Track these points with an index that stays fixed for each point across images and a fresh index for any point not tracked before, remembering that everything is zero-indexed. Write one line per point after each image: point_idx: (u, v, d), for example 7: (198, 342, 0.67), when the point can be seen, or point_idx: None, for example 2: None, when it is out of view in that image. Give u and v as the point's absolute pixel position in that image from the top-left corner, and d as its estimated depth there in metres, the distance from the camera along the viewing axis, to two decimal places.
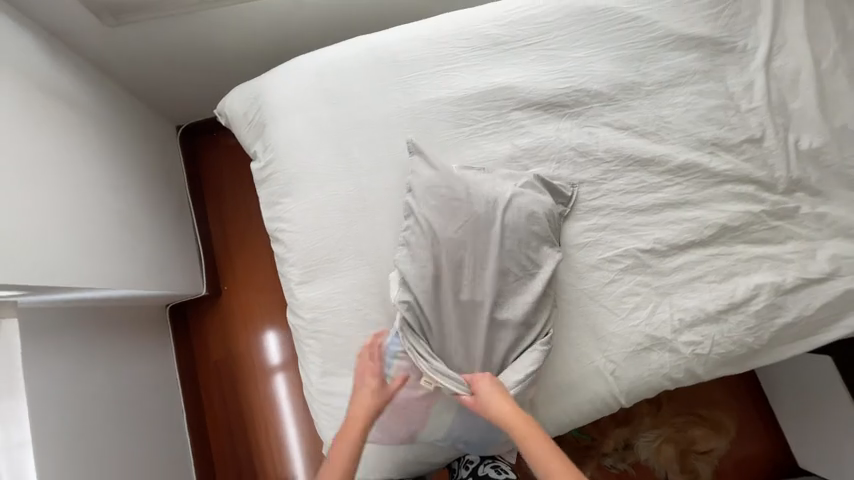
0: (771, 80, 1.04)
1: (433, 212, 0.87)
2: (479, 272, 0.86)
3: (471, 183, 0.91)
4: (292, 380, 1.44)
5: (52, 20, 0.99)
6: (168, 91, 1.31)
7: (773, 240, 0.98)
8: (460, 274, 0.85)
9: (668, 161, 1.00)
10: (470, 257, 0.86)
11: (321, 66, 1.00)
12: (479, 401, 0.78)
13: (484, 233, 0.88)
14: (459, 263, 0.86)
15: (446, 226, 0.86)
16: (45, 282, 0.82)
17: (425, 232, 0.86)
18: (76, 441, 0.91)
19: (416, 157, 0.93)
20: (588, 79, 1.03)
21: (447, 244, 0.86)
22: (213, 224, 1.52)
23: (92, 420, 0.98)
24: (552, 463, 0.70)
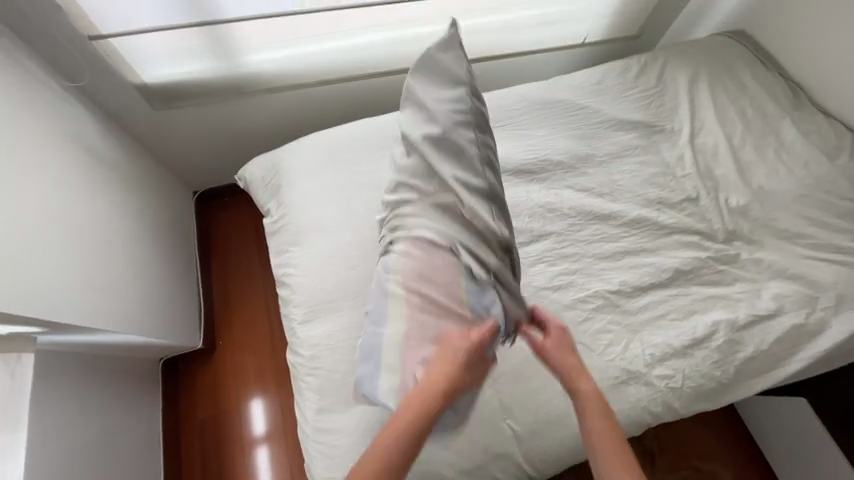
0: (697, 153, 1.28)
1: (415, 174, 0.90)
2: (438, 262, 0.85)
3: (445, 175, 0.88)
4: (281, 444, 1.39)
5: (112, 106, 1.22)
6: (194, 162, 1.50)
7: (722, 282, 1.12)
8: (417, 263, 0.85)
9: (623, 216, 1.18)
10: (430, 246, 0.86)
11: (332, 141, 1.21)
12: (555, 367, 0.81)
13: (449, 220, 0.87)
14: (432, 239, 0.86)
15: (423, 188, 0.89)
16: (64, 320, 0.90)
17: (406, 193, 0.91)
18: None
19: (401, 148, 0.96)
20: (551, 152, 1.26)
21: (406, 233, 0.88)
22: (216, 281, 1.60)
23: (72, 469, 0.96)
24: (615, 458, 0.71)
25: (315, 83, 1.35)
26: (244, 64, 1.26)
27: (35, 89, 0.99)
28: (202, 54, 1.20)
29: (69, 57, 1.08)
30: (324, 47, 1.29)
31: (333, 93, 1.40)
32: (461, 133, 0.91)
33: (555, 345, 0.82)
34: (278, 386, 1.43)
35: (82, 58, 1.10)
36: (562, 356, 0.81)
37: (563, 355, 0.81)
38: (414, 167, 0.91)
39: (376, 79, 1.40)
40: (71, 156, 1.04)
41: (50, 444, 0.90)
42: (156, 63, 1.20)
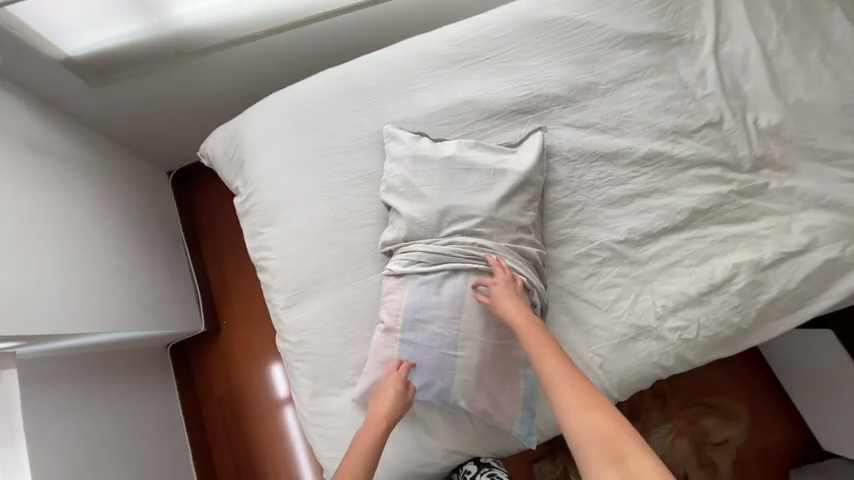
0: (721, 66, 1.08)
1: (416, 171, 0.93)
2: (461, 226, 0.90)
3: (456, 178, 0.93)
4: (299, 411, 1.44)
5: (46, 88, 1.09)
6: (156, 140, 1.38)
7: (746, 218, 0.99)
8: (437, 229, 0.90)
9: (632, 153, 1.03)
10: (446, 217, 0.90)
11: (293, 101, 1.06)
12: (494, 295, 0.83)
13: (464, 180, 0.93)
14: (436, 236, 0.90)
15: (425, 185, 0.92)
16: (39, 330, 0.87)
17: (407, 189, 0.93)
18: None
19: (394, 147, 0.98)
20: (545, 85, 1.08)
21: (423, 203, 0.91)
22: (208, 261, 1.56)
23: (81, 466, 0.97)
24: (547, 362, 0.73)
25: (269, 33, 1.17)
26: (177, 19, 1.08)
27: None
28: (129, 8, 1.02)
29: None
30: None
31: (293, 44, 1.23)
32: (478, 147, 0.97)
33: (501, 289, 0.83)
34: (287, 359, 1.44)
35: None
36: (504, 295, 0.82)
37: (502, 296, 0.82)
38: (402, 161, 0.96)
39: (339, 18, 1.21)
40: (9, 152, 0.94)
41: (52, 446, 0.92)
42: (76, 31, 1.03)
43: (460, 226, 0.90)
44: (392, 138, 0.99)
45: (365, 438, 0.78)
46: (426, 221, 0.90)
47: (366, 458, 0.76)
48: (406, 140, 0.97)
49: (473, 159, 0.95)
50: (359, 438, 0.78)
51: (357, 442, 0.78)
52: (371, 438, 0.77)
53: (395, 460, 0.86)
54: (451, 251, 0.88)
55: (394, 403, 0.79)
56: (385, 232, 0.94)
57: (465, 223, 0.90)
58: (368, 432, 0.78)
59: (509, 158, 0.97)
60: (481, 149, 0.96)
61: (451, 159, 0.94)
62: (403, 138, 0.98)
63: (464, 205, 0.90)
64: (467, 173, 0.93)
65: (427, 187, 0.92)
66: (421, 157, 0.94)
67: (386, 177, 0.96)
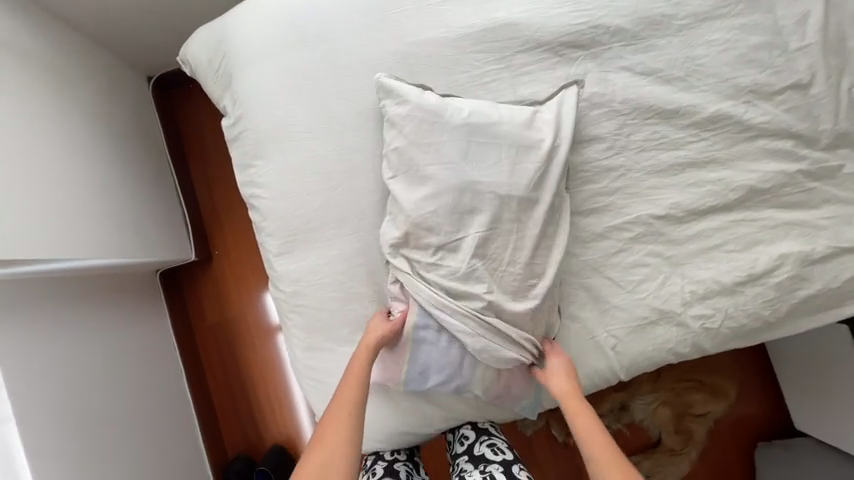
0: (831, 10, 0.86)
1: (420, 137, 0.77)
2: (476, 206, 0.76)
3: (469, 148, 0.77)
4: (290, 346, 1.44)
5: None
6: (132, 37, 1.17)
7: (807, 204, 0.87)
8: (448, 213, 0.76)
9: (695, 112, 0.87)
10: (459, 201, 0.76)
11: (292, 1, 0.85)
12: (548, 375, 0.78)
13: (482, 152, 0.77)
14: (442, 221, 0.76)
15: (430, 160, 0.77)
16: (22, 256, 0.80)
17: (410, 164, 0.78)
18: (33, 410, 0.88)
19: (388, 112, 0.80)
20: (608, 12, 0.87)
21: (436, 177, 0.76)
22: (195, 184, 1.43)
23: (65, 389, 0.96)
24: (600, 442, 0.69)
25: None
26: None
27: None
28: None
29: None
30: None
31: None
32: (491, 107, 0.79)
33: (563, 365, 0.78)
34: None
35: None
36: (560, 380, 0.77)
37: (567, 383, 0.77)
38: (402, 130, 0.78)
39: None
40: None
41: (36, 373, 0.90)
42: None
43: (472, 209, 0.76)
44: (387, 94, 0.80)
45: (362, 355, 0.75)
46: (438, 198, 0.76)
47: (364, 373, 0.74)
48: (407, 97, 0.79)
49: (497, 122, 0.78)
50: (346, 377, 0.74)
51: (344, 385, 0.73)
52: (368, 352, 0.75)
53: (389, 417, 0.85)
54: (465, 244, 0.76)
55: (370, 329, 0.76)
56: (384, 227, 0.80)
57: (496, 193, 0.76)
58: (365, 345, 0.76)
59: (539, 111, 0.82)
60: (504, 110, 0.79)
61: (468, 121, 0.77)
62: (401, 96, 0.79)
63: (485, 179, 0.76)
64: (488, 143, 0.77)
65: (440, 161, 0.77)
66: (430, 118, 0.77)
67: (386, 150, 0.80)
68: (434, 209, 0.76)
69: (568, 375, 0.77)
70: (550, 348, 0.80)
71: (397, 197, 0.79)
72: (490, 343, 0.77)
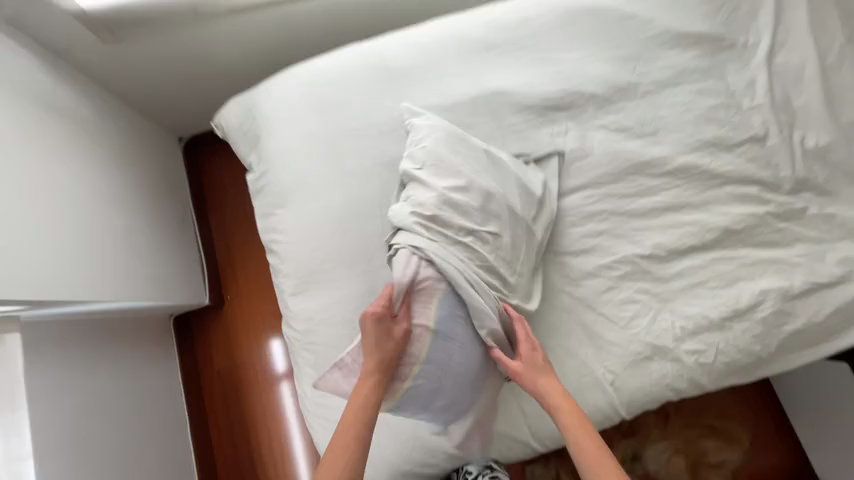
0: (774, 76, 1.00)
1: (448, 148, 0.88)
2: (498, 215, 0.86)
3: (488, 171, 0.89)
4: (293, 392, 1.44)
5: (60, 42, 1.03)
6: (171, 106, 1.34)
7: (780, 243, 0.94)
8: (474, 212, 0.84)
9: (667, 163, 0.98)
10: (481, 206, 0.84)
11: (314, 77, 1.01)
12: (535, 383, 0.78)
13: (497, 176, 0.89)
14: (471, 218, 0.83)
15: (456, 168, 0.86)
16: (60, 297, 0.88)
17: (437, 165, 0.86)
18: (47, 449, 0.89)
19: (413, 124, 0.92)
20: (582, 81, 1.01)
21: (460, 181, 0.85)
22: (214, 233, 1.54)
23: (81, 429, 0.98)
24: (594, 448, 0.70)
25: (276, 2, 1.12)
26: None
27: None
28: None
29: None
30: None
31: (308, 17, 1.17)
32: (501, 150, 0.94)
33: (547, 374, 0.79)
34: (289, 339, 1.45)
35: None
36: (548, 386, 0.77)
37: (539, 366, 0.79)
38: (431, 138, 0.89)
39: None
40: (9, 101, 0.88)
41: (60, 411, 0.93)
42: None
43: (488, 223, 0.85)
44: (413, 115, 0.94)
45: (376, 359, 0.75)
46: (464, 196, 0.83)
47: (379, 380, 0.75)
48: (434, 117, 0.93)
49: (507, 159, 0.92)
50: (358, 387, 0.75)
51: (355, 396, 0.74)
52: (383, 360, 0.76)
53: (393, 456, 0.85)
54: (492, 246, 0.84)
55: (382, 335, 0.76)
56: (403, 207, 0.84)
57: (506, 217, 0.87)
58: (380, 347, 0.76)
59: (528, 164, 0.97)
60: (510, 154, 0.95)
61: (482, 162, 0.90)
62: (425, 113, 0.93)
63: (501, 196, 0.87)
64: (501, 171, 0.90)
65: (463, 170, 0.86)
66: (459, 137, 0.89)
67: (412, 148, 0.88)
68: (464, 205, 0.83)
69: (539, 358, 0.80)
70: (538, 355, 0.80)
71: (423, 187, 0.85)
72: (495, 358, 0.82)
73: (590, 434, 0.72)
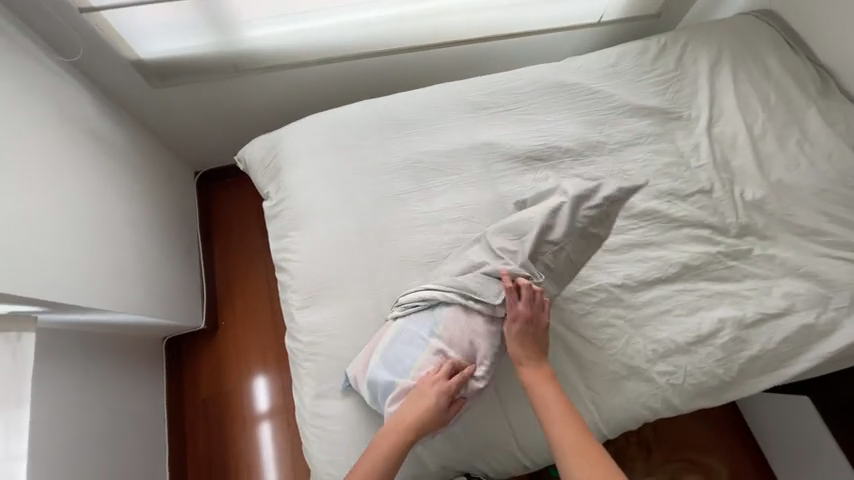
0: (715, 142, 1.22)
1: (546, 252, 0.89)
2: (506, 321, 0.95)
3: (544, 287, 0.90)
4: (276, 430, 1.41)
5: (111, 82, 1.18)
6: (194, 142, 1.47)
7: (731, 278, 1.08)
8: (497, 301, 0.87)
9: (632, 207, 1.14)
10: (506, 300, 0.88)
11: (333, 123, 1.18)
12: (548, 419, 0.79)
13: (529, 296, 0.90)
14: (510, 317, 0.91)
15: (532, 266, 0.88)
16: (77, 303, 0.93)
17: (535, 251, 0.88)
18: (41, 457, 0.89)
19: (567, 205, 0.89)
20: (559, 138, 1.21)
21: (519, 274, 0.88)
22: (217, 261, 1.60)
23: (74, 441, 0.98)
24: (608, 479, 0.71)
25: (283, 65, 1.27)
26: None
27: (18, 55, 0.93)
28: (197, 26, 1.13)
29: (59, 29, 1.03)
30: (307, 27, 1.20)
31: (312, 78, 1.33)
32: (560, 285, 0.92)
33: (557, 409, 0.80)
34: (280, 369, 1.47)
35: (65, 24, 1.02)
36: (560, 422, 0.78)
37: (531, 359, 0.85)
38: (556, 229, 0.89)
39: (336, 65, 1.31)
40: (60, 126, 1.00)
41: (58, 419, 0.94)
42: (148, 32, 1.12)
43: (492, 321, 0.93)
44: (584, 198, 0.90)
45: (418, 410, 0.78)
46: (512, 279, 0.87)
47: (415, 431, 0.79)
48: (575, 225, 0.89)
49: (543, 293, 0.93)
50: (375, 448, 0.78)
51: (372, 454, 0.77)
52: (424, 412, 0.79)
53: None
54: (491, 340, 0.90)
55: (426, 411, 0.78)
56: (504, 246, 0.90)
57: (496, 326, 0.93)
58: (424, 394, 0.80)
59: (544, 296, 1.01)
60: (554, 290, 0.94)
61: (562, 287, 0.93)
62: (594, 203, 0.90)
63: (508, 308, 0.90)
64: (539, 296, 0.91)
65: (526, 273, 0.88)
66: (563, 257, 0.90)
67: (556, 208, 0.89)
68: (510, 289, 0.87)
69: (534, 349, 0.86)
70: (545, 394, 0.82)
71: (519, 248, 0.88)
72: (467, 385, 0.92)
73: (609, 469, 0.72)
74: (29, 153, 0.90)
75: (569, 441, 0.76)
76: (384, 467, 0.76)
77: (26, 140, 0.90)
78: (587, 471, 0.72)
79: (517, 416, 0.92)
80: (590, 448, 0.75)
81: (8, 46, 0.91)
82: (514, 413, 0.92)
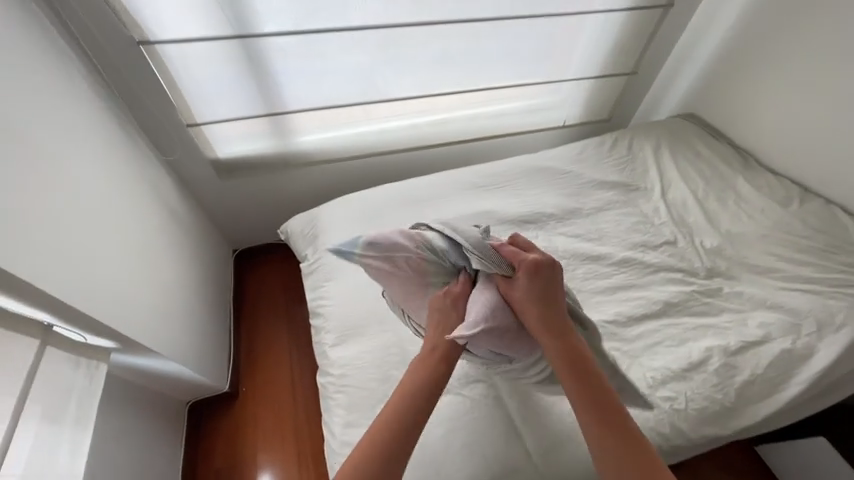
0: (670, 204, 1.50)
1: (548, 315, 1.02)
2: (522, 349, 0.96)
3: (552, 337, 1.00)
4: None
5: (190, 176, 1.53)
6: (239, 222, 1.77)
7: (710, 313, 1.23)
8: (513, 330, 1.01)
9: (612, 256, 1.35)
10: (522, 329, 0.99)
11: (361, 199, 1.47)
12: (568, 376, 0.82)
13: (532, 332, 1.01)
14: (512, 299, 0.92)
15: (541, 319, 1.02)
16: (147, 346, 1.07)
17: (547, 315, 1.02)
18: None
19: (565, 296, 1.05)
20: (543, 206, 1.49)
21: None
22: (245, 326, 1.75)
23: None
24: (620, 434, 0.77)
25: (324, 161, 1.63)
26: (283, 113, 1.46)
27: (134, 156, 1.27)
28: (267, 134, 1.52)
29: (168, 138, 1.40)
30: (345, 133, 1.60)
31: (344, 170, 1.69)
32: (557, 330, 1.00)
33: (571, 366, 0.83)
34: (296, 448, 1.46)
35: (173, 134, 1.40)
36: (578, 381, 0.81)
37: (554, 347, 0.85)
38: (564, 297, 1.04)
39: (364, 159, 1.67)
40: (152, 206, 1.28)
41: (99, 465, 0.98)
42: (229, 138, 1.50)
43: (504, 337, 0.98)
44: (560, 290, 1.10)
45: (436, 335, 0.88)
46: None
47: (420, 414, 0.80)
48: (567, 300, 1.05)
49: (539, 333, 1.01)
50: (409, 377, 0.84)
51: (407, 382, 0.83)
52: (428, 390, 0.82)
53: None
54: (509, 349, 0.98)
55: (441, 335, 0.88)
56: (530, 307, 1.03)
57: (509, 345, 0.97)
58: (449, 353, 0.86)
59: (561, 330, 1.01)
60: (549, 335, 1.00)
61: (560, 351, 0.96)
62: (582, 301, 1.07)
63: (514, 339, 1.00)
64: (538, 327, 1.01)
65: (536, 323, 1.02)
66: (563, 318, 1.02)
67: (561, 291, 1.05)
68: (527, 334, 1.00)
69: (555, 335, 0.86)
70: (563, 352, 0.84)
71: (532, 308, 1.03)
72: (486, 417, 0.98)
73: (625, 434, 0.77)
74: (131, 224, 1.15)
75: (586, 400, 0.80)
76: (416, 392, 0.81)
77: (130, 212, 1.16)
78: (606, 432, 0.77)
79: (537, 447, 0.96)
80: (617, 426, 0.78)
81: (130, 150, 1.25)
82: (533, 445, 0.96)
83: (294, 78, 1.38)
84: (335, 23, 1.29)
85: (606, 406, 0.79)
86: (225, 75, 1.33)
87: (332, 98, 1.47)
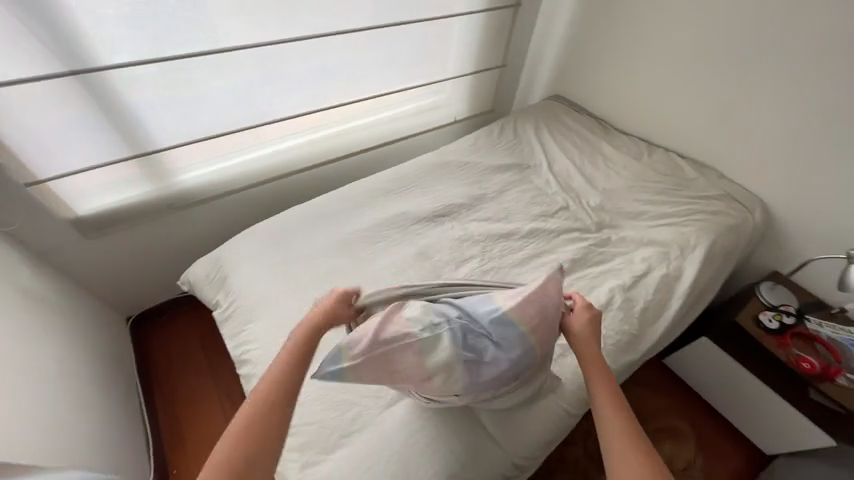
0: (556, 175, 1.70)
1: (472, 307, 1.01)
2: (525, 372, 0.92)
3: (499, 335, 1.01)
4: None
5: (46, 243, 1.27)
6: (127, 284, 1.52)
7: (606, 260, 1.43)
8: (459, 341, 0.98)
9: (520, 231, 1.48)
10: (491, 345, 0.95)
11: (268, 228, 1.37)
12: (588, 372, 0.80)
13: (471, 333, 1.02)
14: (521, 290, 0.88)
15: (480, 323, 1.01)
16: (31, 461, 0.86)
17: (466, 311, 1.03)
18: None
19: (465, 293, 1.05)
20: (452, 197, 1.57)
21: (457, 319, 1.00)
22: (159, 401, 1.50)
23: None
24: (628, 430, 0.69)
25: (217, 195, 1.49)
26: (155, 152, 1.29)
27: None
28: (134, 179, 1.34)
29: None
30: (235, 163, 1.49)
31: (243, 200, 1.57)
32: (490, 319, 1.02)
33: (598, 367, 0.81)
34: None
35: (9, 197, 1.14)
36: (597, 379, 0.78)
37: (589, 353, 0.83)
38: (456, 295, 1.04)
39: (262, 186, 1.58)
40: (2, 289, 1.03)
41: None
42: (89, 191, 1.27)
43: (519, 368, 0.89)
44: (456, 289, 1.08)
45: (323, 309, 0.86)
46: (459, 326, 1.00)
47: (302, 357, 0.76)
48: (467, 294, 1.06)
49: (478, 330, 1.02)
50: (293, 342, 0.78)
51: (290, 347, 0.77)
52: (309, 330, 0.81)
53: None
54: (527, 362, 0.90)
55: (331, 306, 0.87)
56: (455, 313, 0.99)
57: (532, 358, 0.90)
58: (331, 299, 0.88)
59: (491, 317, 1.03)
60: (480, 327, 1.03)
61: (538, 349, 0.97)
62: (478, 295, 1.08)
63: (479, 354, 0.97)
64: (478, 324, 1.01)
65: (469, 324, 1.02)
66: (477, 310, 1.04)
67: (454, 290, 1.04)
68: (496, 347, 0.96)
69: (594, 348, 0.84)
70: (589, 357, 0.83)
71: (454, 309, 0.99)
72: (440, 413, 0.99)
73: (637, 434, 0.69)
74: None
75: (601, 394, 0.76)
76: (300, 355, 0.76)
77: None
78: (615, 426, 0.70)
79: (490, 421, 1.01)
80: (639, 440, 0.68)
81: None
82: (487, 421, 1.01)
83: (160, 111, 1.23)
84: (198, 47, 1.17)
85: (632, 415, 0.72)
86: (69, 119, 1.13)
87: (212, 126, 1.35)
